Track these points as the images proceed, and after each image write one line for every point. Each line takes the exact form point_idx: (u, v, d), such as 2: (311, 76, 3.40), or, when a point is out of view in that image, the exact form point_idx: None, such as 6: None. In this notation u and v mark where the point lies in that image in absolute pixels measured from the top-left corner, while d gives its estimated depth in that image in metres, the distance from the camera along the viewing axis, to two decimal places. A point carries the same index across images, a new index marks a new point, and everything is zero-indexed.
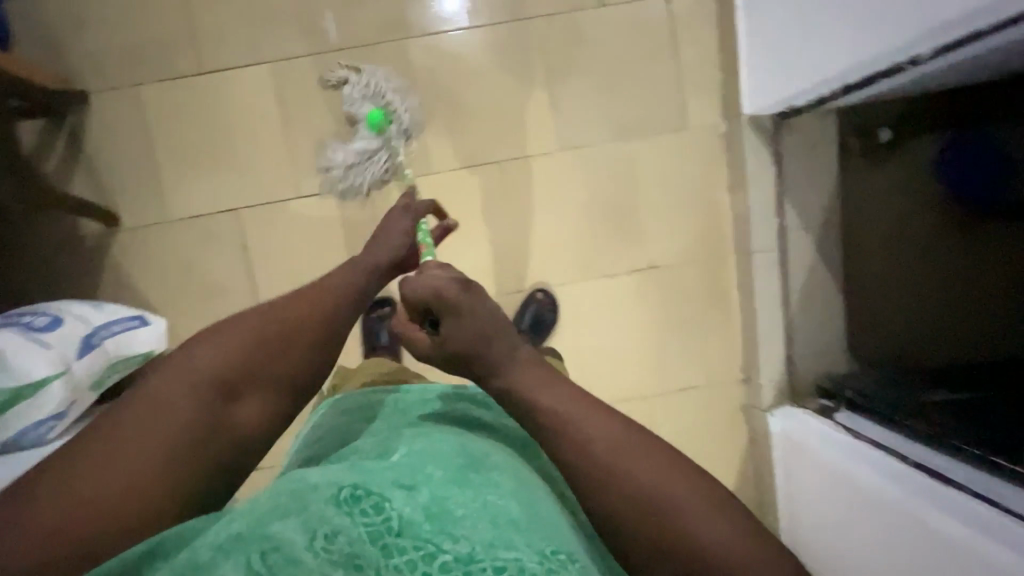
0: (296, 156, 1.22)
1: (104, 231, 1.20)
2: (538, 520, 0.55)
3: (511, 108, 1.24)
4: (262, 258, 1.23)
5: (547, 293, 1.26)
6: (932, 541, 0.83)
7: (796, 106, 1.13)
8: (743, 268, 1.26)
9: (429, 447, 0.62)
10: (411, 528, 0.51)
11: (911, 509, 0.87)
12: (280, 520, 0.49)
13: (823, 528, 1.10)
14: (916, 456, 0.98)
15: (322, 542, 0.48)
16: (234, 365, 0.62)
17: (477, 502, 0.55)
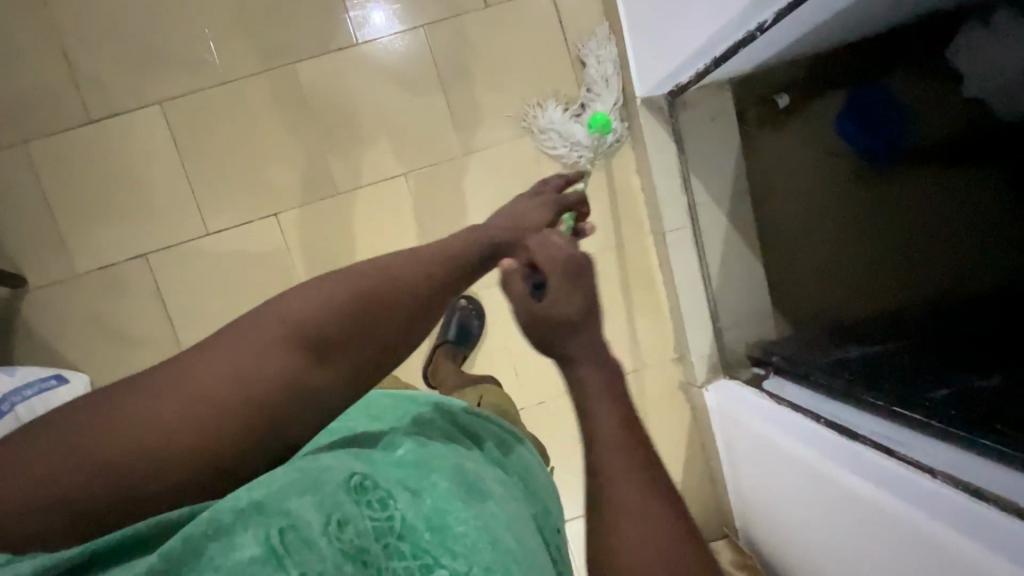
0: (199, 193, 1.20)
1: (12, 294, 1.18)
2: (528, 540, 0.53)
3: (411, 119, 1.23)
4: (177, 299, 1.21)
5: (471, 300, 1.25)
6: (843, 494, 0.84)
7: (682, 83, 1.14)
8: (661, 248, 1.27)
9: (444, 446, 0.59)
10: (412, 535, 0.48)
11: (826, 465, 0.87)
12: (297, 495, 0.44)
13: (760, 497, 1.09)
14: (831, 414, 0.98)
15: (335, 530, 0.44)
16: (341, 324, 0.49)
17: (485, 513, 0.52)
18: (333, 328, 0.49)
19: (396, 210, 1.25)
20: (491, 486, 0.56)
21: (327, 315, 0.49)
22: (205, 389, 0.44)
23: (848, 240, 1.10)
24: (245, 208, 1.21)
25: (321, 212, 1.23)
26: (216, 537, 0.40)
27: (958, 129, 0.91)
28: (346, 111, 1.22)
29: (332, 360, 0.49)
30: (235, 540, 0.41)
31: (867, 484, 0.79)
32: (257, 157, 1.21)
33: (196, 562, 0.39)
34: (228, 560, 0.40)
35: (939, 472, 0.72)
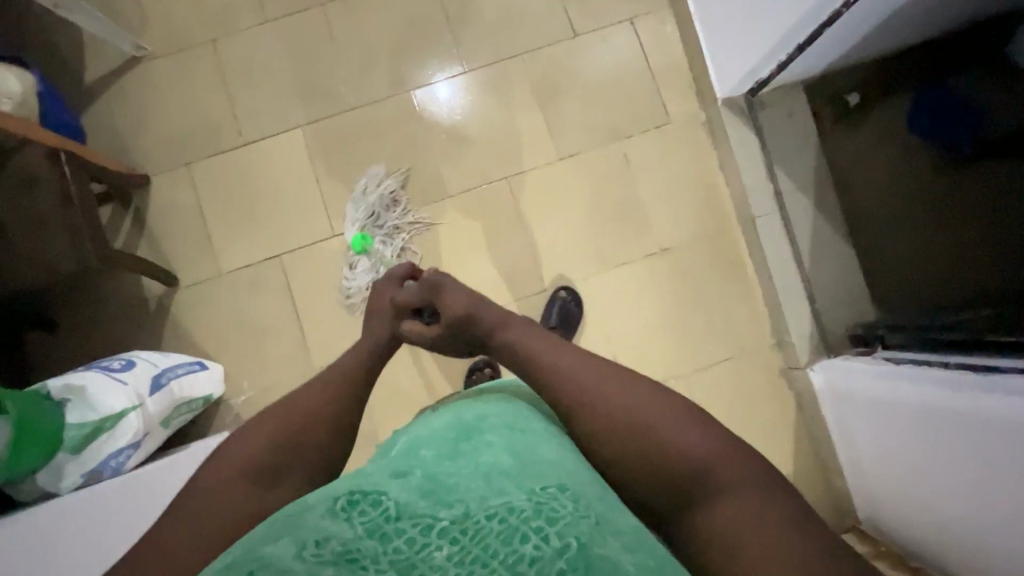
0: (328, 200, 1.37)
1: (165, 292, 1.33)
2: (528, 464, 0.65)
3: (510, 132, 1.39)
4: (305, 294, 1.34)
5: (569, 291, 1.32)
6: (979, 433, 0.84)
7: (763, 80, 1.23)
8: (749, 236, 1.33)
9: (435, 432, 0.73)
10: (407, 511, 0.59)
11: (959, 409, 0.88)
12: (272, 542, 0.57)
13: (894, 476, 1.07)
14: (958, 359, 0.96)
15: (311, 550, 0.55)
16: (277, 450, 0.71)
17: (472, 466, 0.65)
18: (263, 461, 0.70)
19: (497, 210, 1.36)
20: (477, 440, 0.70)
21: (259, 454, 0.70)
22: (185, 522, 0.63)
23: (927, 226, 1.17)
24: None
25: (432, 214, 1.36)
26: None
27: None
28: (453, 127, 1.39)
29: (271, 483, 0.68)
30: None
31: (975, 396, 0.85)
32: (377, 169, 1.38)
33: None
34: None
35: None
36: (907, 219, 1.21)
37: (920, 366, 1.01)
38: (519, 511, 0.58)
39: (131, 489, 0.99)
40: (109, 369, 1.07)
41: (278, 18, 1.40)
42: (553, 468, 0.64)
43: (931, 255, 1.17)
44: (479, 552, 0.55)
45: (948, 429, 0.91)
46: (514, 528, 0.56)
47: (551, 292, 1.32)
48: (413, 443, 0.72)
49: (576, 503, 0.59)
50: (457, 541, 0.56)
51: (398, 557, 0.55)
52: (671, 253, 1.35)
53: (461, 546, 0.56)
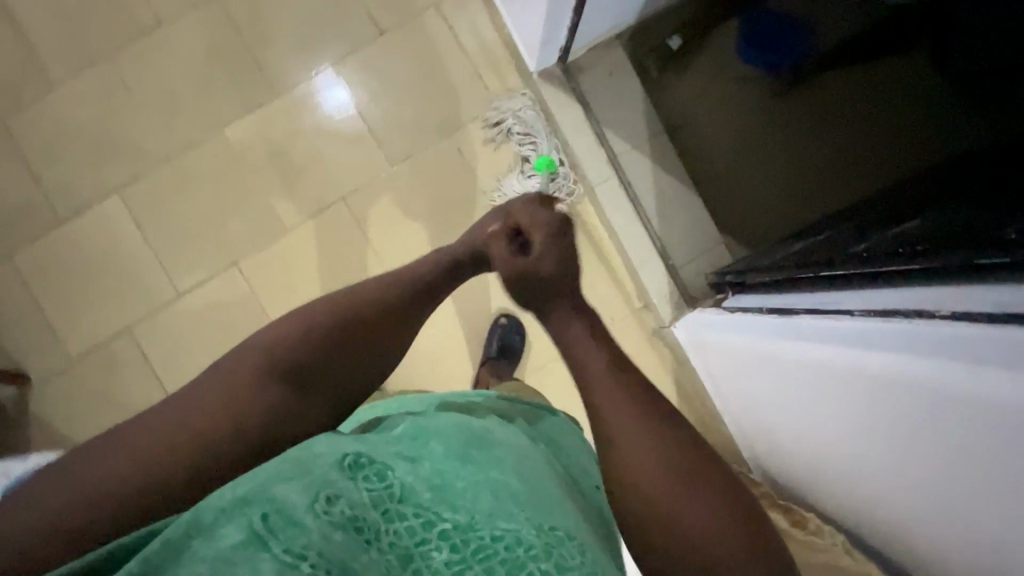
0: (165, 260, 1.31)
1: (20, 391, 1.28)
2: (534, 491, 0.58)
3: (336, 149, 1.33)
4: (163, 362, 1.30)
5: (510, 317, 1.32)
6: (831, 375, 0.80)
7: (564, 44, 1.19)
8: (595, 204, 1.30)
9: (447, 421, 0.63)
10: (412, 497, 0.52)
11: (813, 357, 0.83)
12: (284, 483, 0.47)
13: (770, 425, 1.06)
14: (785, 304, 0.92)
15: (324, 505, 0.46)
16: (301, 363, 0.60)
17: (478, 473, 0.57)
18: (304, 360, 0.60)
19: (341, 233, 1.32)
20: (490, 444, 0.62)
21: (303, 348, 0.60)
22: (201, 403, 0.55)
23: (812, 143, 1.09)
24: (209, 263, 1.31)
25: (275, 251, 1.32)
26: (199, 534, 0.44)
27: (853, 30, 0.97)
28: (276, 156, 1.32)
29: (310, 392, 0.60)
30: (222, 532, 0.44)
31: (815, 343, 0.82)
32: (207, 218, 1.32)
33: (183, 557, 0.43)
34: (214, 547, 0.43)
35: (855, 310, 0.74)
36: (753, 155, 1.20)
37: (757, 292, 1.05)
38: (526, 546, 0.51)
39: None
40: None
41: (65, 79, 1.31)
42: (557, 505, 0.58)
43: (786, 178, 1.15)
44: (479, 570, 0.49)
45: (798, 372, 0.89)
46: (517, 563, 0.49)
47: (493, 319, 1.33)
48: (422, 425, 0.62)
49: (581, 554, 0.53)
50: (457, 547, 0.50)
51: (398, 542, 0.49)
52: None
53: (461, 556, 0.49)
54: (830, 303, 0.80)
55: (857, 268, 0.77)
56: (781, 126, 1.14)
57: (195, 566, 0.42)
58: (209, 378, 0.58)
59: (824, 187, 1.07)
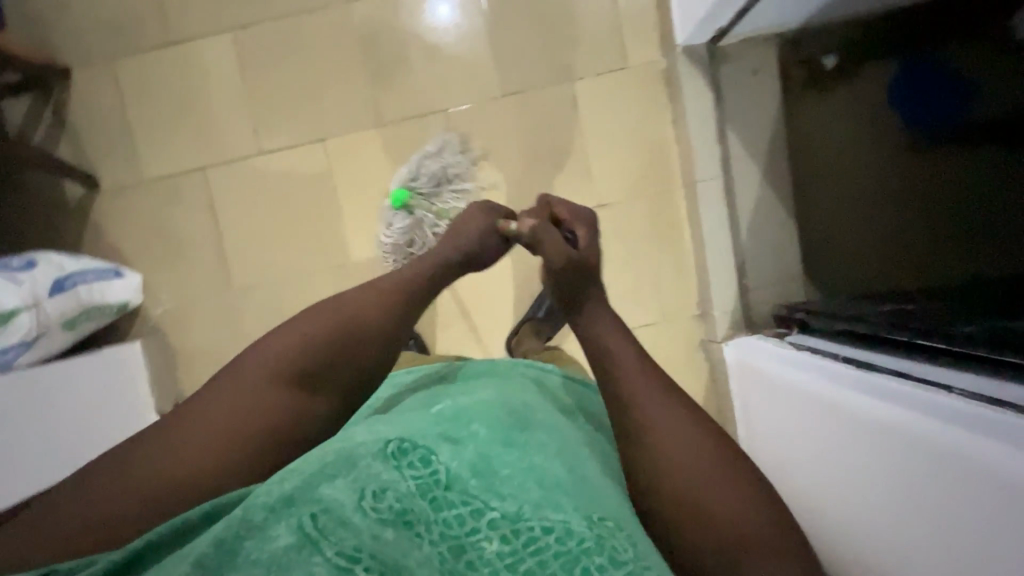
0: (256, 115, 1.30)
1: (86, 193, 1.30)
2: (579, 484, 0.59)
3: (453, 58, 1.29)
4: (225, 211, 1.31)
5: None
6: (865, 433, 0.76)
7: (723, 27, 1.15)
8: (690, 199, 1.25)
9: (485, 403, 0.68)
10: (458, 484, 0.55)
11: (855, 415, 0.79)
12: (329, 484, 0.51)
13: (778, 468, 1.02)
14: (865, 356, 0.92)
15: (371, 502, 0.50)
16: (305, 369, 0.66)
17: (526, 463, 0.60)
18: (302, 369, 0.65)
19: (432, 143, 1.29)
20: (530, 435, 0.65)
21: (296, 353, 0.65)
22: (228, 404, 0.62)
23: (910, 216, 1.00)
24: (297, 131, 1.30)
25: (363, 141, 1.30)
26: (251, 535, 0.47)
27: (1001, 114, 0.80)
28: (394, 46, 1.29)
29: (308, 391, 0.65)
30: (272, 532, 0.47)
31: (882, 402, 0.74)
32: (309, 86, 1.30)
33: (237, 557, 0.46)
34: (265, 550, 0.46)
35: (957, 389, 0.70)
36: (855, 207, 1.12)
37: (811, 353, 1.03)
38: (577, 538, 0.52)
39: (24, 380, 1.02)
40: (7, 267, 1.06)
41: None
42: (599, 493, 0.59)
43: (877, 240, 1.08)
44: (531, 563, 0.51)
45: (844, 424, 0.82)
46: (573, 557, 0.51)
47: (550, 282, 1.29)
48: (459, 409, 0.67)
49: (633, 544, 0.54)
50: (507, 538, 0.52)
51: (447, 532, 0.52)
52: (608, 210, 1.28)
53: (512, 547, 0.51)
54: (921, 371, 0.78)
55: (959, 346, 0.77)
56: (882, 186, 1.06)
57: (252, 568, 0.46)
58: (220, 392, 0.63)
59: (902, 263, 1.01)
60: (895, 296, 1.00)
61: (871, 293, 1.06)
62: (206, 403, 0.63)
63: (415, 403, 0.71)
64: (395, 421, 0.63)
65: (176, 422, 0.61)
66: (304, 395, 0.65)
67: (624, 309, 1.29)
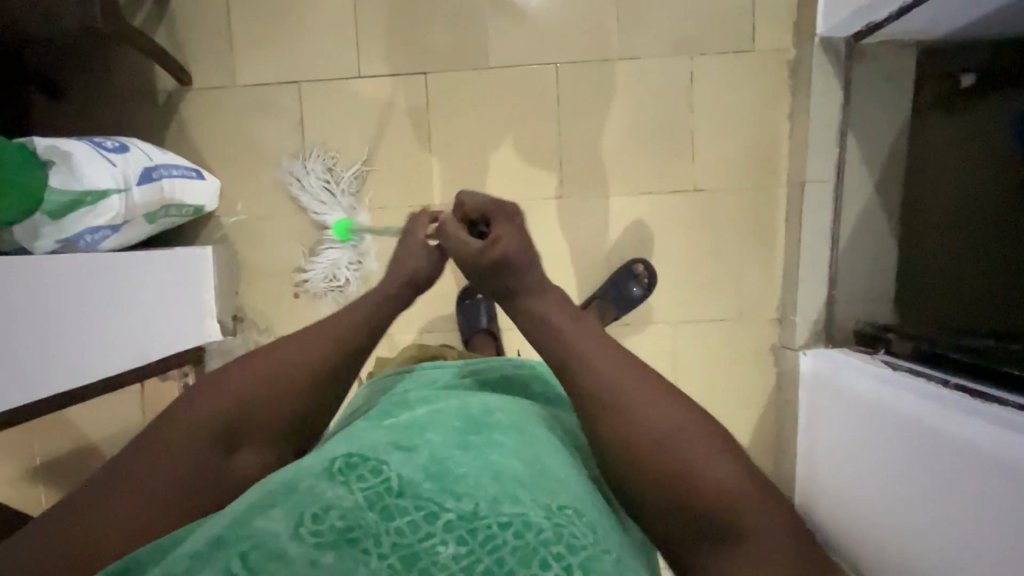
0: (360, 36, 1.26)
1: (177, 88, 1.27)
2: (543, 479, 0.53)
3: (573, 10, 1.23)
4: (315, 132, 1.28)
5: (648, 268, 1.23)
6: (966, 459, 0.78)
7: (876, 22, 1.08)
8: (793, 199, 1.21)
9: (442, 409, 0.61)
10: (410, 488, 0.49)
11: (957, 438, 0.80)
12: (263, 515, 0.47)
13: (849, 485, 1.04)
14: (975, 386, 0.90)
15: (308, 526, 0.46)
16: (250, 413, 0.61)
17: (480, 460, 0.53)
18: (239, 417, 0.60)
19: (536, 95, 1.25)
20: (488, 435, 0.58)
21: (232, 403, 0.60)
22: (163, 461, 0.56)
23: (1008, 251, 0.98)
24: (400, 60, 1.26)
25: (466, 81, 1.25)
26: None
27: None
28: None
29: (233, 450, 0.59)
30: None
31: (987, 425, 0.78)
32: (419, 15, 1.25)
33: None
34: None
35: None
36: (963, 239, 1.07)
37: (918, 376, 0.99)
38: (537, 530, 0.47)
39: (100, 265, 1.00)
40: (101, 146, 1.03)
41: None
42: (565, 482, 0.54)
43: (971, 272, 1.05)
44: (489, 563, 0.45)
45: (932, 447, 0.85)
46: (533, 553, 0.46)
47: (629, 262, 1.24)
48: (416, 416, 0.60)
49: (593, 531, 0.49)
50: (463, 539, 0.46)
51: (400, 541, 0.46)
52: (704, 197, 1.24)
53: (468, 548, 0.46)
54: None
55: None
56: (986, 219, 1.03)
57: None
58: (155, 443, 0.57)
59: (996, 299, 0.98)
60: (989, 331, 0.97)
61: (960, 324, 1.03)
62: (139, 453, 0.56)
63: (378, 411, 0.66)
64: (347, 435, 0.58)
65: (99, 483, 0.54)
66: (229, 454, 0.59)
67: (703, 300, 1.26)
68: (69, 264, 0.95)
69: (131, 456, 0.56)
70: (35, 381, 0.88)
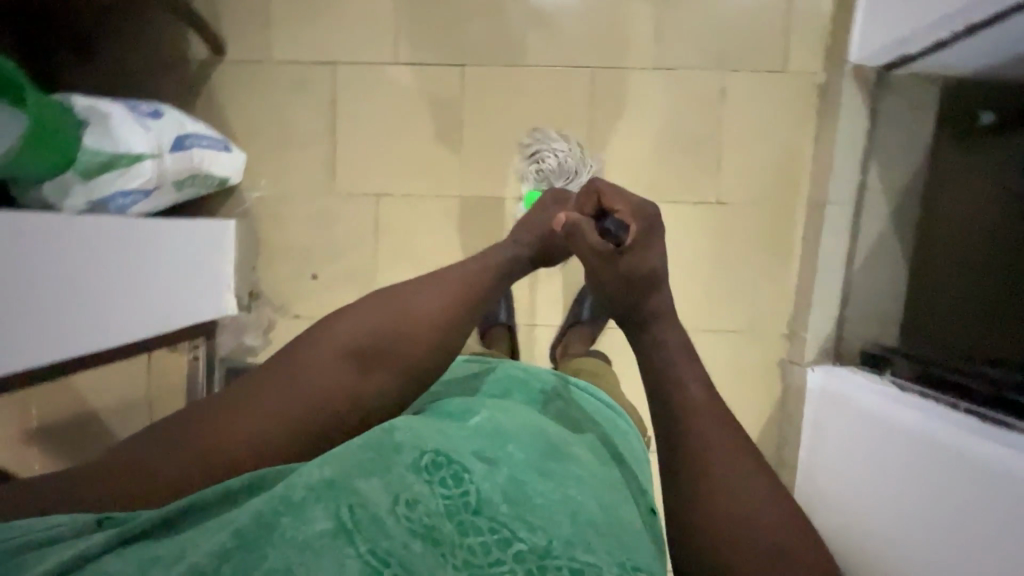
0: (398, 23, 1.26)
1: (209, 58, 1.26)
2: (614, 525, 0.53)
3: (612, 16, 1.25)
4: (346, 114, 1.28)
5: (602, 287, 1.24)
6: (976, 480, 0.80)
7: (909, 54, 1.11)
8: (811, 219, 1.24)
9: (519, 423, 0.62)
10: (488, 508, 0.50)
11: (969, 457, 0.82)
12: (365, 477, 0.48)
13: (846, 505, 1.05)
14: (969, 406, 0.95)
15: (404, 509, 0.47)
16: (383, 340, 0.64)
17: (558, 493, 0.54)
18: (373, 343, 0.64)
19: (569, 97, 1.26)
20: (564, 463, 0.59)
21: (371, 330, 0.64)
22: (311, 373, 0.62)
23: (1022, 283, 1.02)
24: (436, 50, 1.26)
25: (501, 78, 1.26)
26: (287, 513, 0.44)
27: None
28: None
29: (366, 370, 0.63)
30: (310, 514, 0.44)
31: (995, 445, 0.80)
32: (459, 7, 1.26)
33: (270, 534, 0.43)
34: (302, 531, 0.43)
35: None
36: (982, 273, 1.10)
37: (927, 398, 1.02)
38: None
39: (127, 227, 0.98)
40: (136, 110, 1.01)
41: None
42: (633, 535, 0.53)
43: (980, 301, 1.08)
44: None
45: (939, 460, 0.88)
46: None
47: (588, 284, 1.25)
48: (495, 423, 0.62)
49: None
50: (532, 574, 0.45)
51: (471, 560, 0.46)
52: (725, 210, 1.26)
53: None
54: None
55: None
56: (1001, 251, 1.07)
57: (284, 550, 0.42)
58: (310, 353, 0.63)
59: (1005, 329, 1.02)
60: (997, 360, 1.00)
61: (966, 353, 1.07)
62: (294, 360, 0.63)
63: (456, 401, 0.66)
64: (428, 422, 0.59)
65: (231, 402, 0.60)
66: (361, 373, 0.63)
67: (717, 311, 1.28)
68: (98, 224, 0.93)
69: (286, 368, 0.62)
70: (58, 338, 0.87)
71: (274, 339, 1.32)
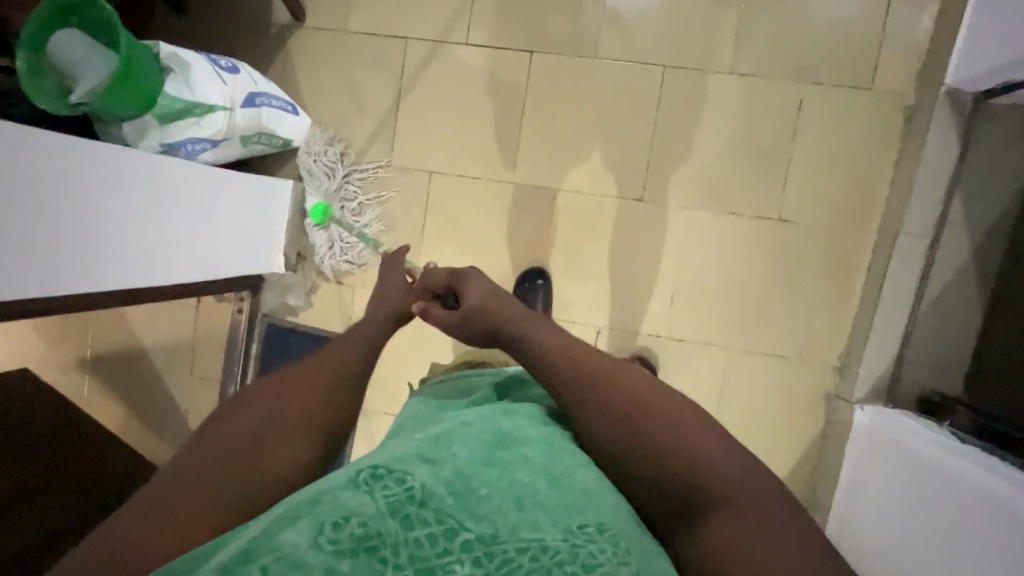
0: (474, 5, 1.26)
1: (290, 24, 1.30)
2: (570, 492, 0.51)
3: (693, 16, 1.21)
4: (411, 89, 1.29)
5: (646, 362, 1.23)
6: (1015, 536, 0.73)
7: (1014, 82, 1.01)
8: (880, 249, 1.17)
9: (471, 423, 0.59)
10: (433, 501, 0.47)
11: (1012, 509, 0.76)
12: (289, 525, 0.44)
13: (877, 548, 0.98)
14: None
15: (328, 534, 0.43)
16: (288, 411, 0.59)
17: (505, 479, 0.51)
18: (276, 417, 0.58)
19: (637, 95, 1.23)
20: (516, 450, 0.55)
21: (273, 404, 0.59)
22: (204, 470, 0.52)
23: None
24: (508, 34, 1.26)
25: (571, 70, 1.24)
26: None
27: None
28: None
29: (273, 444, 0.56)
30: None
31: None
32: None
33: None
34: None
35: None
36: None
37: (986, 453, 0.93)
38: (554, 553, 0.45)
39: (193, 170, 1.03)
40: (216, 64, 1.06)
41: None
42: (595, 496, 0.51)
43: None
44: None
45: (979, 513, 0.81)
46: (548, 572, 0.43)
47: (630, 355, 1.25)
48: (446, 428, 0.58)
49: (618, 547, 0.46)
50: (481, 561, 0.44)
51: (417, 555, 0.43)
52: (787, 229, 1.20)
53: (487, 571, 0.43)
54: None
55: None
56: None
57: None
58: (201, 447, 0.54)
59: None
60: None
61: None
62: (182, 465, 0.53)
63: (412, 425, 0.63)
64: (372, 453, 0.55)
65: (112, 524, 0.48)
66: (268, 449, 0.55)
67: (765, 333, 1.22)
68: (170, 163, 0.97)
69: (175, 472, 0.52)
70: (118, 271, 0.91)
71: (316, 303, 1.34)
